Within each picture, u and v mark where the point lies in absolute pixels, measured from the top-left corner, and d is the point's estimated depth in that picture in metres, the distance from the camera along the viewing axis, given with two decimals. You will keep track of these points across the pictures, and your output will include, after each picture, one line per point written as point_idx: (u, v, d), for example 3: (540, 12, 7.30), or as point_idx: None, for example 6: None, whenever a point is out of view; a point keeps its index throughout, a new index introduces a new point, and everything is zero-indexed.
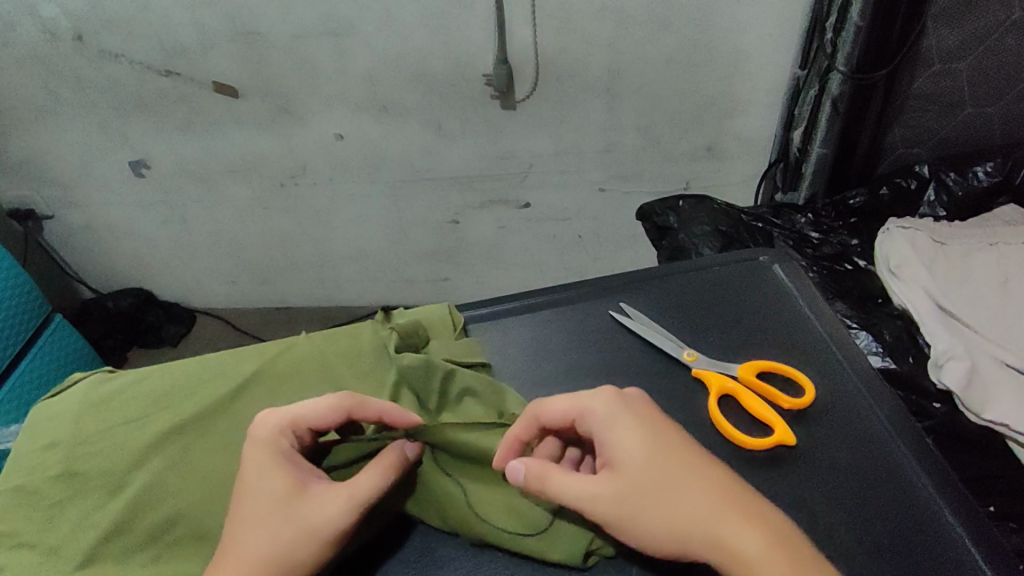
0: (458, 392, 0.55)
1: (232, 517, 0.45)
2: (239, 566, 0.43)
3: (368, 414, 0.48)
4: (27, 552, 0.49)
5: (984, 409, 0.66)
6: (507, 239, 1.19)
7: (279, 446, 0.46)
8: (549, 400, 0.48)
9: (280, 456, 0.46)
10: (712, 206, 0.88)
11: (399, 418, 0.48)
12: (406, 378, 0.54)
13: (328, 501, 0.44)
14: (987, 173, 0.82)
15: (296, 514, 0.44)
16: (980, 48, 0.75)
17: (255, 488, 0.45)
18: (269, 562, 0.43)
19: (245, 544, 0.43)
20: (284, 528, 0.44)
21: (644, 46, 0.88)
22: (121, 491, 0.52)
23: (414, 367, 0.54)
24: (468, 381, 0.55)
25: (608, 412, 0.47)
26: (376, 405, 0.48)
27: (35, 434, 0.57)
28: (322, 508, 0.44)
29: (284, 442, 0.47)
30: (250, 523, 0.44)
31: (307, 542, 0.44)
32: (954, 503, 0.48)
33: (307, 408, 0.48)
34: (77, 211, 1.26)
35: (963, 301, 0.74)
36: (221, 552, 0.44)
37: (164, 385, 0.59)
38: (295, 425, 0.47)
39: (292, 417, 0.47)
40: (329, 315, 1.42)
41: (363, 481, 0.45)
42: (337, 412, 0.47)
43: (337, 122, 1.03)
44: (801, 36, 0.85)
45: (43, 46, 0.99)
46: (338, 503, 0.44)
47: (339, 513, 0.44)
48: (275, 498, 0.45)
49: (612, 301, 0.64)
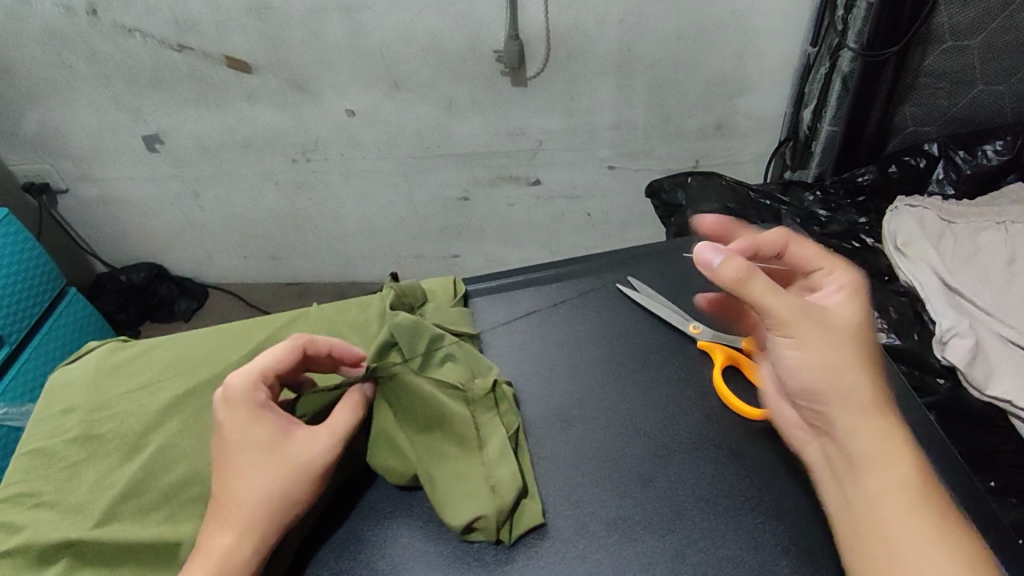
0: (441, 357, 0.54)
1: (221, 472, 0.45)
2: (242, 511, 0.43)
3: (320, 349, 0.51)
4: (47, 510, 0.51)
5: (987, 385, 0.67)
6: (516, 215, 1.19)
7: (257, 400, 0.47)
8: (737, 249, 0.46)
9: (258, 408, 0.47)
10: (719, 182, 0.89)
11: (344, 352, 0.52)
12: (394, 336, 0.54)
13: (313, 441, 0.47)
14: (996, 152, 0.81)
15: (287, 456, 0.46)
16: (992, 26, 0.75)
17: (238, 441, 0.46)
18: (269, 502, 0.44)
19: (243, 492, 0.44)
20: (276, 471, 0.45)
21: (656, 22, 0.88)
22: (137, 452, 0.53)
23: (404, 326, 0.54)
24: (452, 347, 0.55)
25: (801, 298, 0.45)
26: (325, 340, 0.51)
27: (53, 399, 0.59)
28: (308, 448, 0.46)
29: (260, 397, 0.47)
30: (243, 472, 0.45)
31: (299, 481, 0.45)
32: (953, 475, 0.49)
33: (267, 358, 0.49)
34: (91, 184, 1.27)
35: (970, 280, 0.75)
36: (217, 506, 0.45)
37: (177, 353, 0.61)
38: (263, 377, 0.48)
39: (258, 370, 0.48)
40: (340, 291, 1.44)
41: (341, 419, 0.48)
42: (295, 352, 0.49)
43: (349, 98, 1.03)
44: (814, 12, 0.85)
45: (58, 19, 1.00)
46: (322, 441, 0.47)
47: (324, 450, 0.47)
48: (266, 446, 0.46)
49: (619, 275, 0.65)
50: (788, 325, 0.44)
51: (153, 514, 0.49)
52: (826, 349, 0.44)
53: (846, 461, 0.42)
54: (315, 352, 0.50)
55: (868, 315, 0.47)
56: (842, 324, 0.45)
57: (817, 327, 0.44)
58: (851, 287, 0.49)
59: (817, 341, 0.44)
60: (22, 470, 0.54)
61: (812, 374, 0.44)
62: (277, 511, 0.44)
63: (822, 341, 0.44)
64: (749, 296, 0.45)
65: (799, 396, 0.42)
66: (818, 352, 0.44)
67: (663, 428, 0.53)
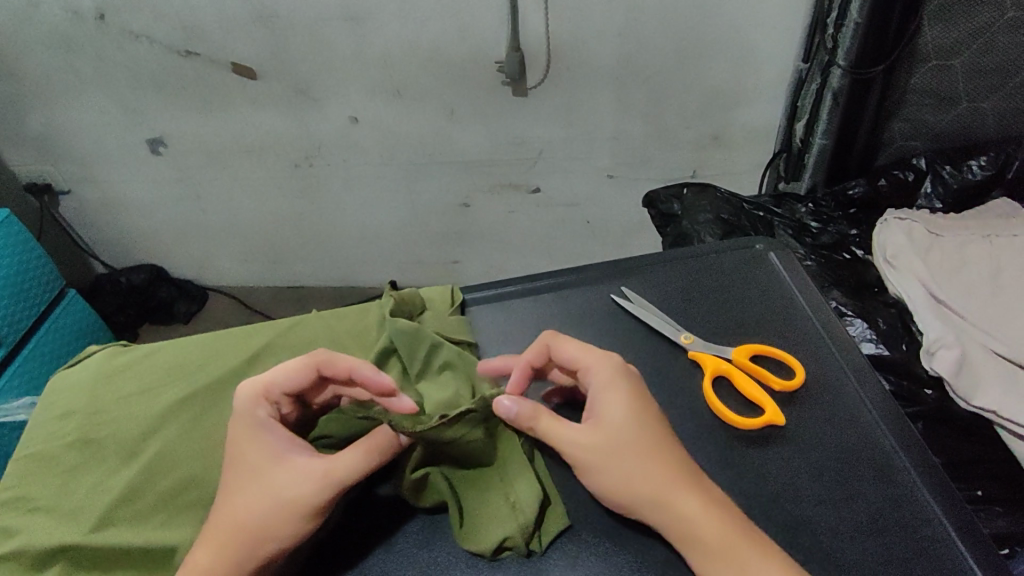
0: (440, 364, 0.56)
1: (223, 487, 0.48)
2: (225, 533, 0.45)
3: (337, 370, 0.50)
4: (43, 515, 0.52)
5: (973, 396, 0.69)
6: (515, 223, 1.21)
7: (258, 416, 0.49)
8: (563, 341, 0.53)
9: (258, 426, 0.49)
10: (715, 194, 0.90)
11: (367, 377, 0.50)
12: (396, 342, 0.57)
13: (301, 475, 0.46)
14: (981, 168, 0.83)
15: (272, 484, 0.46)
16: (974, 46, 0.76)
17: (242, 460, 0.48)
18: (248, 531, 0.45)
19: (231, 512, 0.46)
20: (260, 497, 0.46)
21: (653, 35, 0.90)
22: (135, 457, 0.54)
23: (405, 332, 0.57)
24: (452, 354, 0.56)
25: (610, 375, 0.51)
26: (344, 361, 0.50)
27: (51, 403, 0.60)
28: (300, 483, 0.46)
29: (263, 412, 0.49)
30: (235, 493, 0.47)
31: (283, 516, 0.45)
32: (932, 483, 0.50)
33: (278, 374, 0.50)
34: (94, 186, 1.29)
35: (956, 292, 0.76)
36: (212, 520, 0.47)
37: (176, 357, 0.62)
38: (268, 392, 0.50)
39: (265, 385, 0.50)
40: (341, 295, 1.45)
41: (345, 459, 0.46)
42: (306, 370, 0.50)
43: (352, 106, 1.05)
44: (805, 29, 0.86)
45: (66, 24, 1.02)
46: (315, 479, 0.46)
47: (315, 489, 0.45)
48: (256, 469, 0.47)
49: (613, 285, 0.67)
50: (576, 451, 0.48)
51: (150, 519, 0.51)
52: (616, 458, 0.47)
53: (673, 529, 0.45)
54: (332, 372, 0.50)
55: (641, 399, 0.50)
56: (616, 424, 0.48)
57: (600, 434, 0.48)
58: (603, 377, 0.51)
59: (600, 450, 0.47)
60: (20, 472, 0.55)
61: (610, 482, 0.47)
62: (251, 540, 0.45)
63: (604, 451, 0.47)
64: (541, 433, 0.49)
65: (615, 478, 0.47)
66: (607, 457, 0.47)
67: None
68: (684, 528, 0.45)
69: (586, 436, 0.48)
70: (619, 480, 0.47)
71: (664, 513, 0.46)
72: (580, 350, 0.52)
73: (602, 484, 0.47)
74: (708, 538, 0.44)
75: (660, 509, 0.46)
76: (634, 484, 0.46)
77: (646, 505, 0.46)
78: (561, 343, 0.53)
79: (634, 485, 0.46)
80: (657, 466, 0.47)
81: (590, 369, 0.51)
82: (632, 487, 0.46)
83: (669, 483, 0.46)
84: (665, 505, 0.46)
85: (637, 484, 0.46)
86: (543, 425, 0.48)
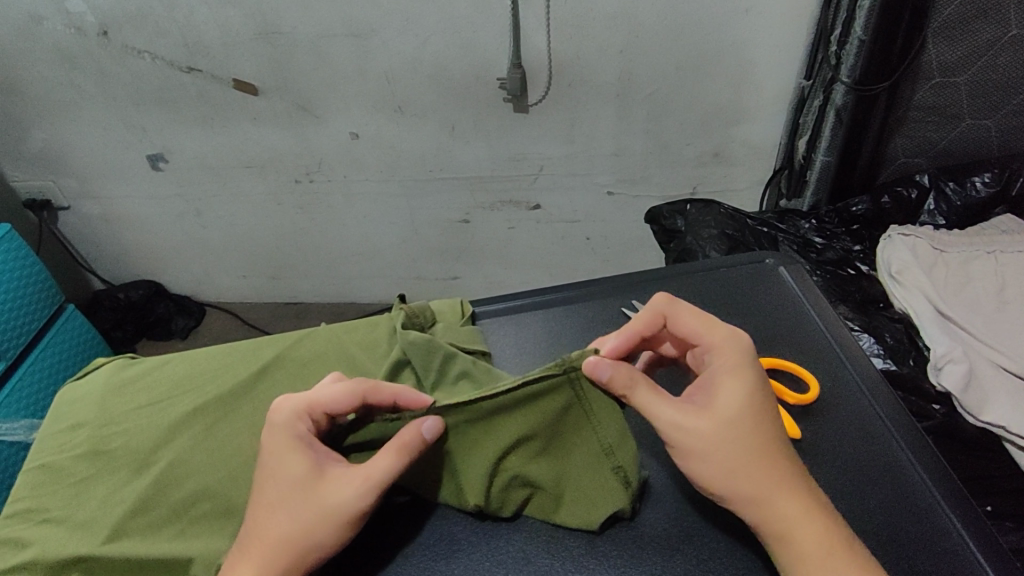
0: (455, 374, 0.56)
1: (255, 498, 0.46)
2: (262, 547, 0.44)
3: (381, 398, 0.48)
4: (55, 526, 0.52)
5: (982, 410, 0.69)
6: (516, 239, 1.21)
7: (298, 432, 0.47)
8: (682, 313, 0.50)
9: (299, 442, 0.46)
10: (718, 210, 0.91)
11: (410, 400, 0.49)
12: (408, 355, 0.56)
13: (343, 486, 0.45)
14: (984, 184, 0.85)
15: (314, 497, 0.45)
16: (978, 64, 0.78)
17: (273, 471, 0.46)
18: (289, 542, 0.44)
19: (267, 526, 0.45)
20: (302, 510, 0.45)
21: (656, 53, 0.91)
22: (147, 468, 0.54)
23: (416, 345, 0.56)
24: (468, 364, 0.56)
25: (728, 358, 0.48)
26: (389, 388, 0.48)
27: (62, 415, 0.60)
28: (338, 491, 0.45)
29: (302, 428, 0.47)
30: (268, 507, 0.45)
31: (323, 525, 0.45)
32: (950, 496, 0.50)
33: (322, 394, 0.47)
34: (92, 202, 1.28)
35: (962, 307, 0.77)
36: (246, 533, 0.45)
37: (185, 371, 0.61)
38: (311, 409, 0.47)
39: (308, 402, 0.47)
40: (340, 310, 1.45)
41: (380, 464, 0.45)
42: (350, 397, 0.47)
43: (354, 122, 1.05)
44: (807, 47, 0.88)
45: (68, 40, 1.01)
46: (353, 486, 0.45)
47: (354, 495, 0.45)
48: (292, 481, 0.45)
49: (624, 299, 0.67)
50: (677, 434, 0.45)
51: (163, 530, 0.50)
52: (722, 447, 0.45)
53: (767, 527, 0.44)
54: (375, 401, 0.48)
55: (759, 388, 0.47)
56: (727, 413, 0.45)
57: (708, 420, 0.45)
58: (728, 363, 0.47)
59: (707, 440, 0.45)
60: (33, 484, 0.55)
61: (710, 471, 0.45)
62: (294, 553, 0.44)
63: (712, 440, 0.45)
64: (639, 404, 0.46)
65: (714, 467, 0.45)
66: (713, 447, 0.45)
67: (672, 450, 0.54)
68: (779, 526, 0.43)
69: (693, 421, 0.45)
70: (719, 471, 0.44)
71: (762, 510, 0.44)
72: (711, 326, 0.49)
73: (701, 472, 0.45)
74: (802, 544, 0.43)
75: (757, 507, 0.44)
76: (735, 477, 0.44)
77: (744, 502, 0.44)
78: (679, 315, 0.50)
79: (734, 477, 0.44)
80: (763, 464, 0.44)
81: (715, 349, 0.48)
82: (729, 481, 0.44)
83: (769, 482, 0.44)
84: (761, 503, 0.44)
85: (735, 479, 0.44)
86: (639, 397, 0.46)
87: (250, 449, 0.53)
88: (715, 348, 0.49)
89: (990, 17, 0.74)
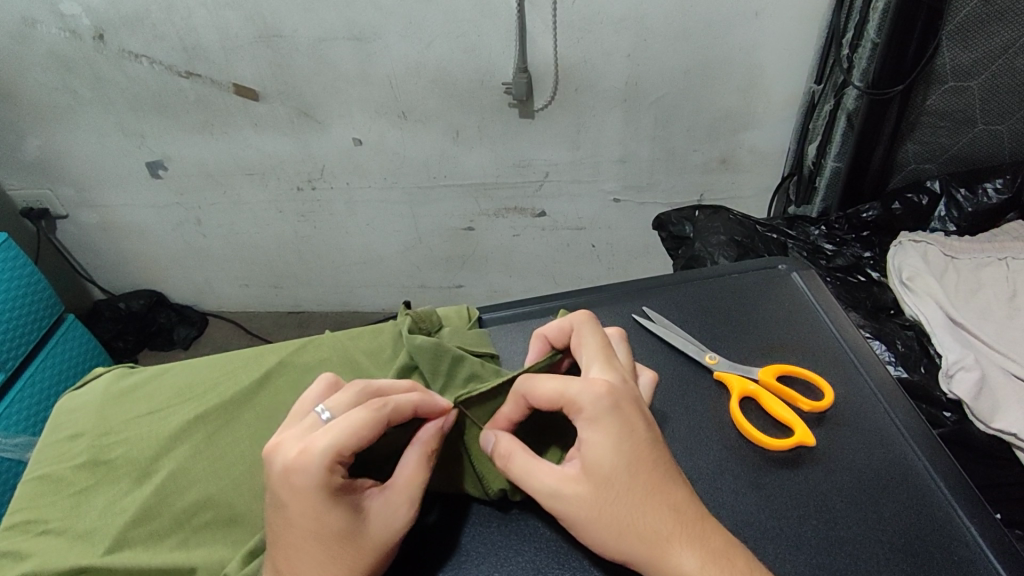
0: (464, 377, 0.54)
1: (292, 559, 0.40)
2: None
3: (405, 416, 0.43)
4: (54, 537, 0.50)
5: (993, 418, 0.68)
6: (520, 246, 1.21)
7: (332, 482, 0.40)
8: None
9: (333, 496, 0.40)
10: (727, 217, 0.90)
11: (428, 409, 0.45)
12: (416, 359, 0.55)
13: (392, 515, 0.42)
14: (996, 191, 0.84)
15: (368, 541, 0.41)
16: (991, 69, 0.77)
17: (314, 527, 0.40)
18: None
19: None
20: (358, 558, 0.40)
21: (664, 58, 0.90)
22: (148, 477, 0.52)
23: (424, 348, 0.54)
24: (477, 367, 0.55)
25: None
26: (410, 404, 0.43)
27: (59, 425, 0.58)
28: (387, 525, 0.41)
29: (334, 475, 0.40)
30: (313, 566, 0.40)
31: (379, 561, 0.41)
32: (967, 504, 0.48)
33: (349, 435, 0.40)
34: (91, 210, 1.27)
35: (973, 314, 0.76)
36: None
37: (185, 379, 0.60)
38: (339, 456, 0.40)
39: (335, 450, 0.40)
40: (343, 319, 1.45)
41: (420, 479, 0.43)
42: (379, 425, 0.41)
43: (358, 128, 1.04)
44: (818, 50, 0.87)
45: (64, 45, 1.00)
46: (402, 514, 0.42)
47: (404, 523, 0.42)
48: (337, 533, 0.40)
49: (635, 305, 0.66)
50: (560, 501, 0.42)
51: (166, 540, 0.48)
52: (605, 507, 0.41)
53: None
54: (398, 420, 0.43)
55: (630, 432, 0.42)
56: None
57: None
58: None
59: (592, 507, 0.41)
60: (31, 495, 0.53)
61: (599, 531, 0.41)
62: None
63: (596, 500, 0.41)
64: None
65: None
66: (598, 507, 0.41)
67: (688, 454, 0.53)
68: None
69: (573, 486, 0.42)
70: (612, 532, 0.41)
71: None
72: (618, 345, 0.51)
73: (590, 537, 0.41)
74: None
75: (652, 565, 0.40)
76: (624, 535, 0.41)
77: (636, 559, 0.41)
78: (540, 379, 0.44)
79: None
80: (657, 504, 0.41)
81: None
82: (625, 536, 0.40)
83: (672, 529, 0.41)
84: (657, 560, 0.40)
85: (624, 539, 0.40)
86: None
87: (253, 457, 0.52)
88: (591, 369, 0.46)
89: (1006, 20, 0.73)
